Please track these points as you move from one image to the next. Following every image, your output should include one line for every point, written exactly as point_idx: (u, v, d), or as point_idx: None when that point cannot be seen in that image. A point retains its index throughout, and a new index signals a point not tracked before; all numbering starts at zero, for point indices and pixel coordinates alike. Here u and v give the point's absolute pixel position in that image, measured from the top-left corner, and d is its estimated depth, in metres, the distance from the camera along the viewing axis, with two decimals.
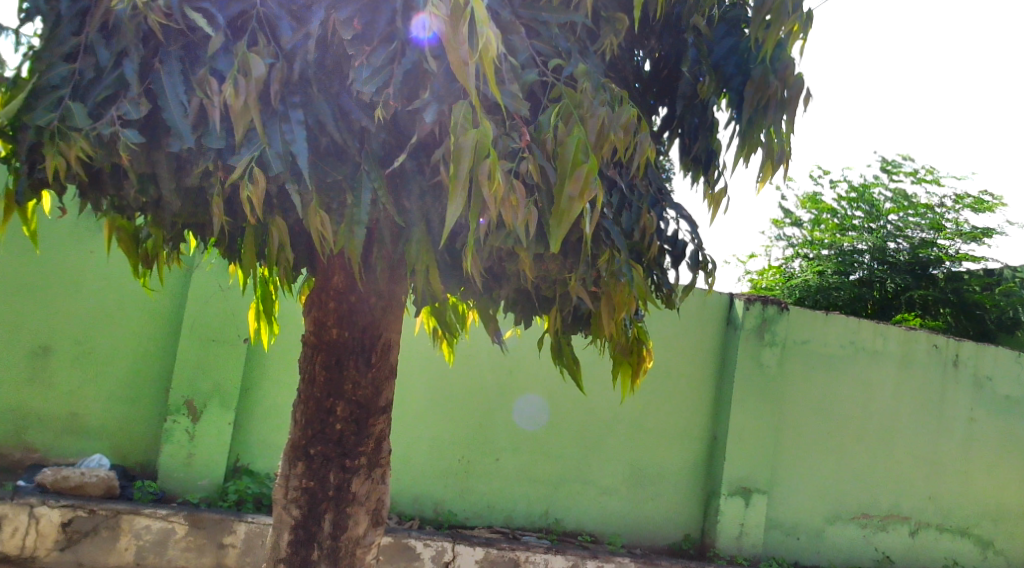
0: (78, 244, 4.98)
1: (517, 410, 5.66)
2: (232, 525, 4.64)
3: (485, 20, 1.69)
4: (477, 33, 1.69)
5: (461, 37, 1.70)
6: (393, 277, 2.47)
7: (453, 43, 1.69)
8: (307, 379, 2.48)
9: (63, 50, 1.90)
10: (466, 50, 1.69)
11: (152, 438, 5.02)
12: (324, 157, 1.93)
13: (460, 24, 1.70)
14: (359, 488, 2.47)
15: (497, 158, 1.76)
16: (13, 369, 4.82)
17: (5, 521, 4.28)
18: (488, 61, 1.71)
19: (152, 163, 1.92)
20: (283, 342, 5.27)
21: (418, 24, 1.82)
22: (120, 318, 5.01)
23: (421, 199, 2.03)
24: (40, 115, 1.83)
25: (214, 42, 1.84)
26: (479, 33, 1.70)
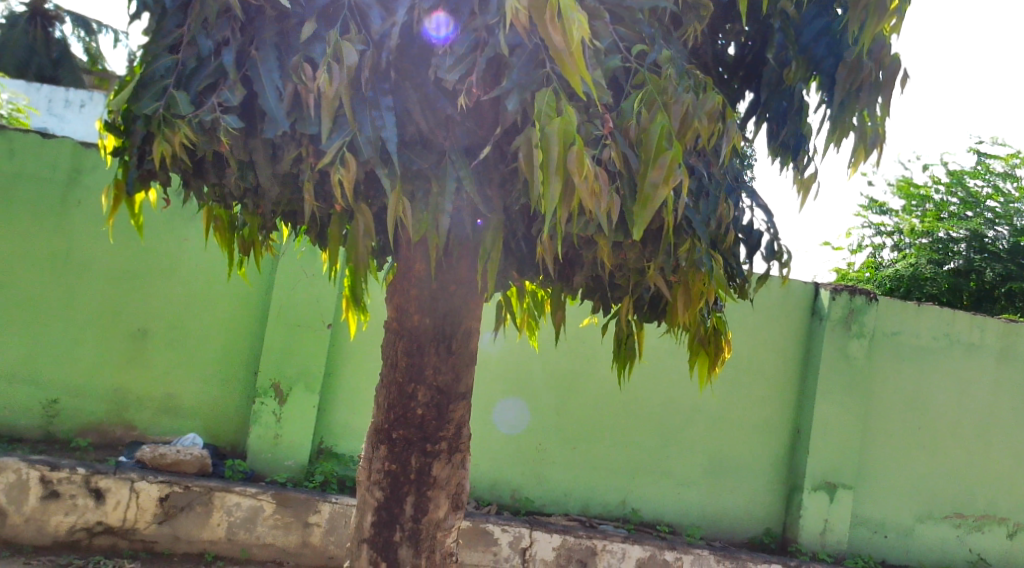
0: (172, 231, 5.17)
1: (503, 414, 5.52)
2: (317, 505, 4.78)
3: (573, 5, 1.68)
4: (567, 18, 1.68)
5: (552, 22, 1.68)
6: (472, 264, 2.50)
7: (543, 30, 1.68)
8: (390, 364, 2.54)
9: (168, 42, 1.99)
10: (561, 41, 1.67)
11: (242, 419, 5.21)
12: (410, 145, 1.97)
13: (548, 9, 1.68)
14: (439, 472, 2.50)
15: (582, 145, 1.76)
16: (115, 350, 5.07)
17: (108, 494, 4.52)
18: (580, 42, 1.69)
19: (250, 150, 1.99)
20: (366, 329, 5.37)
21: (434, 23, 1.90)
22: (212, 304, 5.20)
23: (502, 185, 2.10)
24: (146, 104, 1.93)
25: (307, 29, 1.88)
26: (569, 18, 1.69)
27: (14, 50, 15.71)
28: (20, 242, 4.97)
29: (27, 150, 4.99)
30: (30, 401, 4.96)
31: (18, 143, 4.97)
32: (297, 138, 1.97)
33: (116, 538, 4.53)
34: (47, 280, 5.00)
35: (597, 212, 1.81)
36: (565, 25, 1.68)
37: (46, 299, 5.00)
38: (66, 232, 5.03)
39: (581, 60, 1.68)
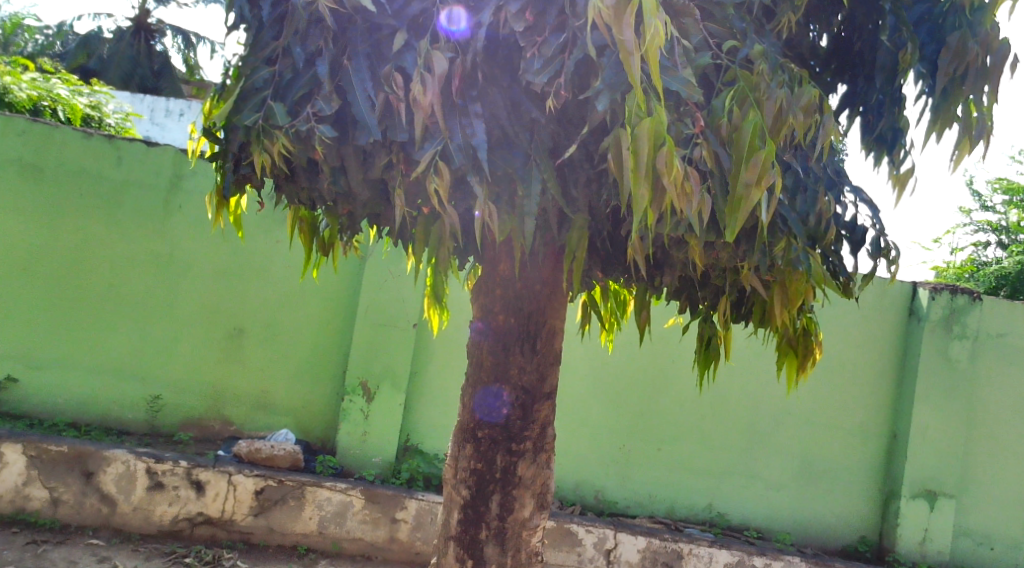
0: (267, 233, 5.35)
1: None
2: (404, 501, 4.86)
3: (653, 10, 1.67)
4: (645, 24, 1.67)
5: (630, 22, 1.68)
6: (556, 264, 2.53)
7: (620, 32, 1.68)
8: (475, 364, 2.56)
9: (265, 54, 2.04)
10: (632, 38, 1.67)
11: (333, 416, 5.34)
12: (497, 149, 1.96)
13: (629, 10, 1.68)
14: (524, 471, 2.51)
15: (673, 145, 1.74)
16: (213, 347, 5.26)
17: (208, 486, 4.69)
18: (657, 46, 1.68)
19: (342, 156, 2.05)
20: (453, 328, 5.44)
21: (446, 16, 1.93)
22: (304, 303, 5.35)
23: (587, 187, 2.10)
24: (247, 116, 1.99)
25: (398, 39, 1.92)
26: (648, 23, 1.68)
27: (120, 62, 16.48)
28: (126, 244, 5.21)
29: (133, 157, 5.23)
30: (135, 397, 5.20)
31: (124, 151, 5.22)
32: (386, 145, 2.03)
33: (215, 528, 4.70)
34: (150, 280, 5.23)
35: (688, 212, 1.79)
36: (643, 31, 1.68)
37: (151, 299, 5.23)
38: (168, 235, 5.26)
39: (655, 62, 1.67)
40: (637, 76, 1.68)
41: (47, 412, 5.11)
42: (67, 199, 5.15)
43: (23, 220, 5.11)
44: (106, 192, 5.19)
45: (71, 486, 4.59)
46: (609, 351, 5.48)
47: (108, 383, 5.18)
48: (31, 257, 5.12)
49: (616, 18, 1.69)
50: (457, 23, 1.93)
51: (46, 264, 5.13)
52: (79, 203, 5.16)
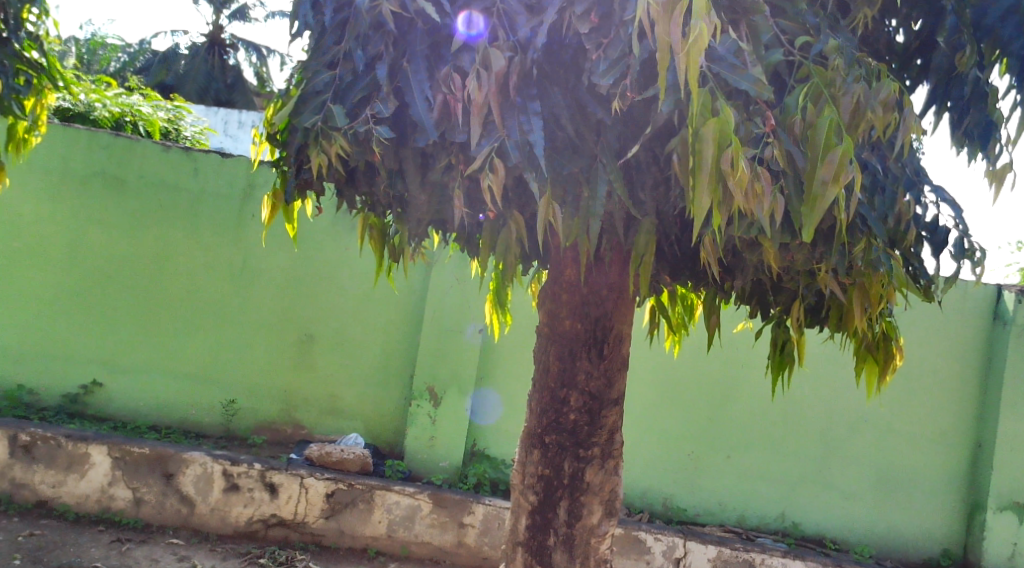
0: (335, 240, 5.43)
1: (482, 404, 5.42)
2: (472, 506, 4.87)
3: (701, 11, 1.63)
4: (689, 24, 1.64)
5: (678, 21, 1.65)
6: (623, 267, 2.50)
7: (665, 32, 1.66)
8: (542, 369, 2.55)
9: (326, 59, 2.09)
10: (677, 38, 1.65)
11: (400, 420, 5.39)
12: (562, 150, 1.96)
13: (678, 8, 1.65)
14: (593, 478, 2.48)
15: (740, 146, 1.70)
16: (285, 353, 5.37)
17: (281, 488, 4.78)
18: (700, 49, 1.64)
19: (400, 158, 2.08)
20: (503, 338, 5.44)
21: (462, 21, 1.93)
22: (373, 308, 5.42)
23: (654, 189, 2.07)
24: (307, 117, 2.04)
25: (457, 41, 1.91)
26: (693, 24, 1.64)
27: (196, 77, 17.03)
28: (202, 252, 5.37)
29: (208, 168, 5.37)
30: (211, 401, 5.34)
31: (200, 162, 5.36)
32: (446, 146, 2.05)
33: (288, 530, 4.79)
34: (225, 287, 5.37)
35: (758, 213, 1.75)
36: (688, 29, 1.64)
37: (226, 305, 5.37)
38: (242, 243, 5.39)
39: (695, 65, 1.64)
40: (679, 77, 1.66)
41: (130, 416, 5.30)
42: (147, 210, 5.33)
43: (107, 230, 5.31)
44: (184, 202, 5.36)
45: (152, 486, 4.74)
46: (676, 356, 5.41)
47: (186, 387, 5.34)
48: (114, 266, 5.31)
49: (664, 14, 1.67)
50: (476, 27, 1.93)
51: (129, 272, 5.32)
52: (159, 214, 5.34)
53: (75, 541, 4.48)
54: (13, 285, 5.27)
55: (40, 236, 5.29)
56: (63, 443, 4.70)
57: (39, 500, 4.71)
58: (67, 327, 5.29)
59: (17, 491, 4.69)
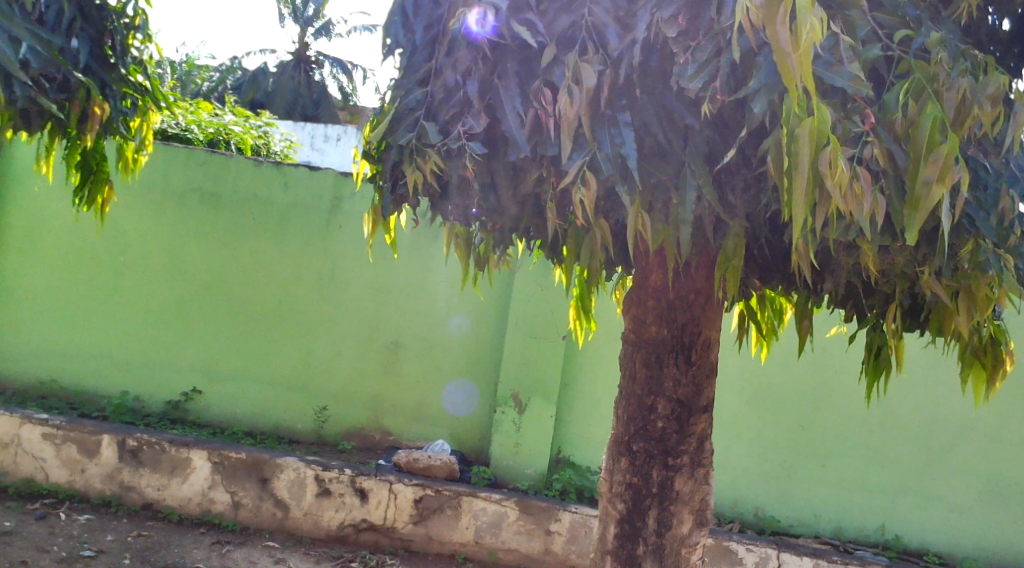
0: (420, 248, 5.51)
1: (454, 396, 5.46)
2: (558, 513, 4.84)
3: (808, 6, 1.63)
4: (799, 21, 1.62)
5: (784, 21, 1.63)
6: (710, 272, 2.47)
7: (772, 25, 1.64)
8: (629, 376, 2.53)
9: (418, 76, 2.13)
10: (786, 37, 1.62)
11: (486, 427, 5.43)
12: (650, 158, 1.96)
13: (782, 8, 1.63)
14: (682, 486, 2.46)
15: (838, 145, 1.66)
16: (374, 360, 5.48)
17: (370, 494, 4.88)
18: (811, 44, 1.62)
19: (492, 172, 2.12)
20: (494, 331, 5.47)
21: (473, 21, 1.96)
22: (459, 315, 5.48)
23: (744, 193, 2.03)
24: (401, 135, 2.11)
25: (547, 55, 1.94)
26: (802, 20, 1.62)
27: (283, 94, 17.66)
28: (293, 263, 5.53)
29: (297, 181, 5.52)
30: (304, 408, 5.49)
31: (290, 176, 5.52)
32: (537, 159, 2.07)
33: (378, 535, 4.88)
34: (315, 296, 5.52)
35: (857, 215, 1.70)
36: (797, 27, 1.63)
37: (317, 315, 5.51)
38: (331, 253, 5.52)
39: (807, 61, 1.61)
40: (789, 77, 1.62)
41: (229, 422, 5.50)
42: (242, 223, 5.54)
43: (205, 244, 5.54)
44: (275, 215, 5.53)
45: (249, 490, 4.90)
46: (766, 361, 5.29)
47: (280, 395, 5.50)
48: (211, 278, 5.53)
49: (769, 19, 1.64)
50: (486, 25, 1.96)
51: (225, 284, 5.53)
52: (252, 226, 5.53)
53: (179, 542, 4.66)
54: (120, 297, 5.55)
55: (144, 250, 5.55)
56: (167, 447, 4.91)
57: (145, 502, 4.93)
58: (169, 337, 5.53)
59: (126, 494, 4.92)
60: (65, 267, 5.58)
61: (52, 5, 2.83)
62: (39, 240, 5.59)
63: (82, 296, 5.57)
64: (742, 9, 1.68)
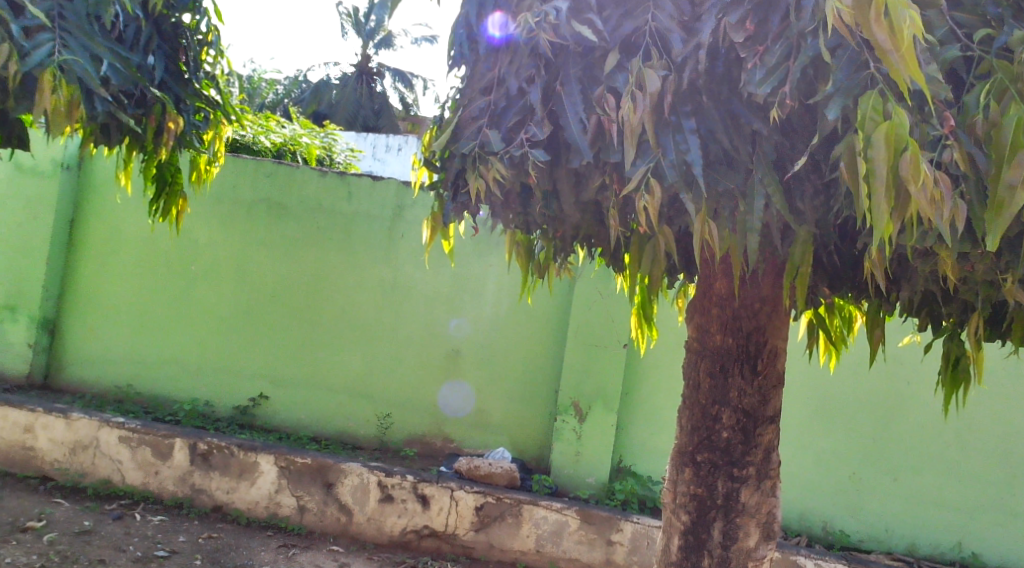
0: (481, 257, 5.54)
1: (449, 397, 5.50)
2: (619, 523, 4.79)
3: (903, 2, 1.60)
4: (897, 16, 1.59)
5: (879, 19, 1.60)
6: (777, 279, 2.43)
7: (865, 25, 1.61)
8: (693, 385, 2.50)
9: (482, 84, 2.14)
10: (885, 36, 1.60)
11: (547, 436, 5.42)
12: (715, 165, 1.93)
13: (875, 6, 1.60)
14: (749, 499, 2.41)
15: (917, 150, 1.62)
16: (435, 367, 5.53)
17: (432, 500, 4.91)
18: (912, 39, 1.60)
19: (555, 179, 2.10)
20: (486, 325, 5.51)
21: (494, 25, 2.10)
22: (520, 324, 5.49)
23: (813, 199, 1.99)
24: (465, 144, 2.12)
25: (610, 61, 1.93)
26: (899, 16, 1.60)
27: (346, 106, 17.98)
28: (356, 272, 5.61)
29: (360, 191, 5.60)
30: (369, 415, 5.56)
31: (354, 186, 5.61)
32: (599, 166, 2.06)
33: (440, 541, 4.90)
34: (378, 304, 5.59)
35: (937, 221, 1.65)
36: (894, 23, 1.60)
37: (379, 323, 5.58)
38: (393, 262, 5.59)
39: (912, 57, 1.59)
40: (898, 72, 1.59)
41: (294, 427, 5.59)
42: (307, 232, 5.64)
43: (272, 253, 5.66)
44: (340, 224, 5.63)
45: (314, 495, 4.98)
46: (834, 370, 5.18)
47: (344, 401, 5.58)
48: (278, 286, 5.65)
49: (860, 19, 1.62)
50: (503, 28, 2.09)
51: (291, 292, 5.64)
52: (317, 235, 5.64)
53: (247, 544, 4.76)
54: (191, 305, 5.72)
55: (214, 258, 5.71)
56: (235, 452, 5.03)
57: (215, 505, 5.04)
58: (237, 343, 5.66)
59: (196, 496, 5.05)
60: (140, 275, 5.77)
61: (131, 23, 2.93)
62: (117, 249, 5.80)
63: (155, 304, 5.75)
64: (832, 10, 1.65)
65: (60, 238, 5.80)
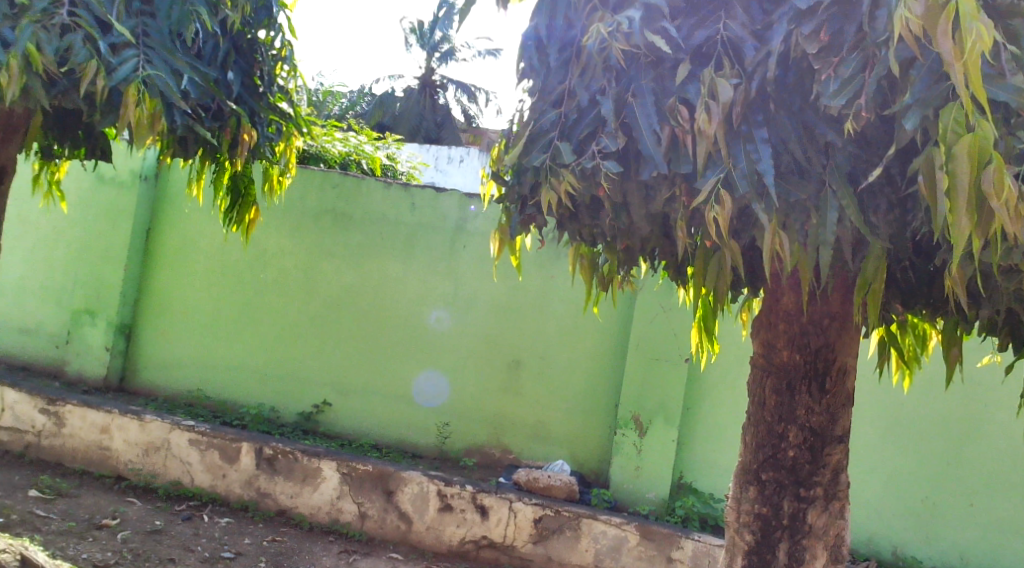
0: (543, 268, 5.55)
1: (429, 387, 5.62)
2: (680, 541, 4.72)
3: (974, 14, 1.56)
4: (964, 28, 1.56)
5: (946, 32, 1.58)
6: (847, 295, 2.38)
7: (935, 40, 1.59)
8: (758, 402, 2.46)
9: (552, 98, 2.15)
10: (948, 47, 1.57)
11: (607, 450, 5.37)
12: (787, 177, 1.91)
13: (944, 18, 1.59)
14: (816, 520, 2.35)
15: (1002, 162, 1.57)
16: (496, 376, 5.54)
17: (491, 511, 4.91)
18: (979, 53, 1.55)
19: (625, 191, 2.09)
20: (465, 318, 5.60)
21: None
22: (580, 335, 5.47)
23: (889, 213, 1.93)
24: (536, 157, 2.13)
25: (682, 72, 1.93)
26: (967, 28, 1.56)
27: (410, 118, 18.22)
28: (418, 281, 5.67)
29: (424, 203, 5.67)
30: (429, 424, 5.59)
31: (418, 197, 5.68)
32: (669, 178, 2.05)
33: (498, 552, 4.89)
34: (439, 313, 5.64)
35: None
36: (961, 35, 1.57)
37: (439, 332, 5.63)
38: (455, 272, 5.63)
39: (975, 69, 1.54)
40: (958, 85, 1.55)
41: (356, 434, 5.66)
42: (370, 241, 5.73)
43: (337, 262, 5.76)
44: (403, 234, 5.70)
45: (375, 502, 5.03)
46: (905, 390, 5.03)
47: (405, 410, 5.63)
48: (341, 295, 5.74)
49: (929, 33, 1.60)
50: None
51: (354, 300, 5.73)
52: (381, 245, 5.72)
53: (309, 549, 4.83)
54: (258, 312, 5.85)
55: (281, 267, 5.83)
56: (299, 457, 5.11)
57: (279, 509, 5.13)
58: (301, 350, 5.77)
59: (261, 500, 5.15)
60: (211, 282, 5.93)
61: (209, 40, 3.03)
62: (190, 257, 5.97)
63: (224, 311, 5.90)
64: (901, 20, 1.64)
65: (137, 246, 5.99)
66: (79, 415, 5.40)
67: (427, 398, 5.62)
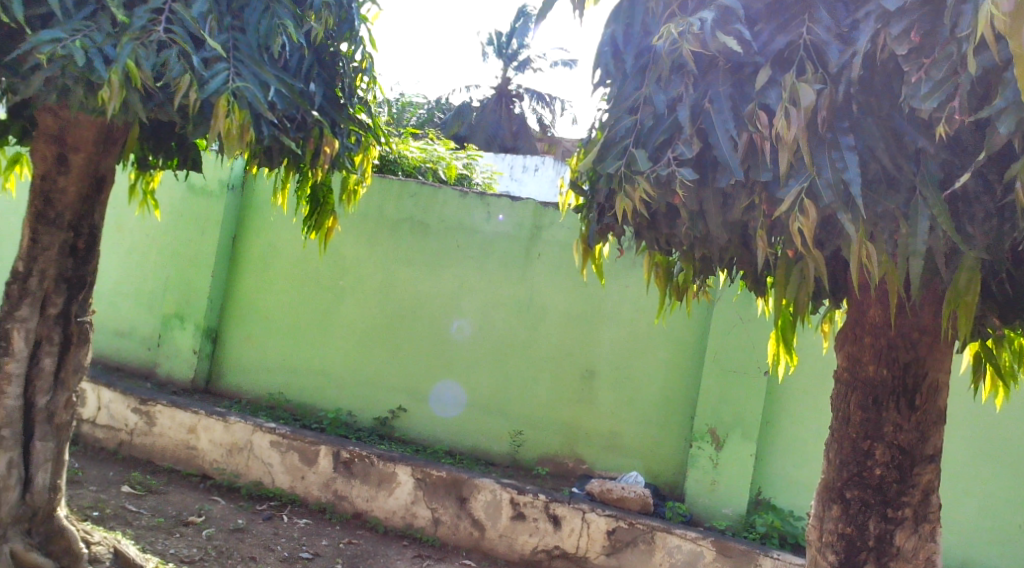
0: (617, 277, 5.51)
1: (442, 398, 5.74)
2: (758, 558, 4.59)
3: None
4: None
5: None
6: (938, 308, 2.29)
7: None
8: (842, 418, 2.39)
9: (627, 105, 2.14)
10: None
11: (682, 462, 5.29)
12: (874, 185, 1.85)
13: None
14: (904, 542, 2.27)
15: None
16: (568, 386, 5.53)
17: (564, 521, 4.89)
18: None
19: (702, 200, 2.07)
20: (491, 332, 5.68)
21: None
22: (654, 345, 5.41)
23: (985, 223, 1.86)
24: (610, 163, 2.12)
25: (761, 76, 1.90)
26: None
27: (485, 128, 18.37)
28: (492, 289, 5.70)
29: (500, 211, 5.71)
30: (502, 432, 5.61)
31: (493, 206, 5.72)
32: (748, 186, 2.01)
33: (570, 563, 4.87)
34: (512, 321, 5.65)
35: None
36: None
37: (511, 340, 5.65)
38: (529, 279, 5.64)
39: None
40: None
41: (430, 440, 5.72)
42: (445, 249, 5.79)
43: (413, 269, 5.84)
44: (478, 242, 5.74)
45: (448, 508, 5.07)
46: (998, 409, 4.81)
47: (478, 417, 5.66)
48: (417, 302, 5.82)
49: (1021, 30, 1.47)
50: None
51: (429, 308, 5.80)
52: (457, 253, 5.77)
53: (384, 552, 4.90)
54: (335, 318, 5.97)
55: (358, 275, 5.95)
56: (375, 461, 5.20)
57: (356, 512, 5.22)
58: (378, 356, 5.87)
59: (338, 502, 5.24)
60: (292, 288, 6.08)
61: (295, 52, 3.12)
62: (271, 264, 6.14)
63: (302, 318, 6.04)
64: (986, 16, 1.56)
65: (223, 253, 6.20)
66: (168, 414, 5.61)
67: (448, 409, 5.73)
